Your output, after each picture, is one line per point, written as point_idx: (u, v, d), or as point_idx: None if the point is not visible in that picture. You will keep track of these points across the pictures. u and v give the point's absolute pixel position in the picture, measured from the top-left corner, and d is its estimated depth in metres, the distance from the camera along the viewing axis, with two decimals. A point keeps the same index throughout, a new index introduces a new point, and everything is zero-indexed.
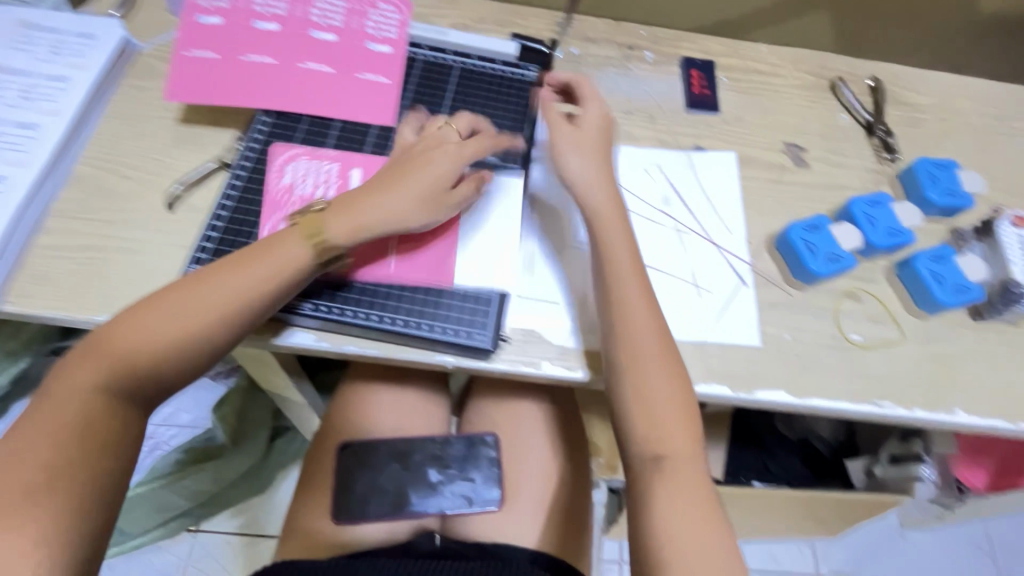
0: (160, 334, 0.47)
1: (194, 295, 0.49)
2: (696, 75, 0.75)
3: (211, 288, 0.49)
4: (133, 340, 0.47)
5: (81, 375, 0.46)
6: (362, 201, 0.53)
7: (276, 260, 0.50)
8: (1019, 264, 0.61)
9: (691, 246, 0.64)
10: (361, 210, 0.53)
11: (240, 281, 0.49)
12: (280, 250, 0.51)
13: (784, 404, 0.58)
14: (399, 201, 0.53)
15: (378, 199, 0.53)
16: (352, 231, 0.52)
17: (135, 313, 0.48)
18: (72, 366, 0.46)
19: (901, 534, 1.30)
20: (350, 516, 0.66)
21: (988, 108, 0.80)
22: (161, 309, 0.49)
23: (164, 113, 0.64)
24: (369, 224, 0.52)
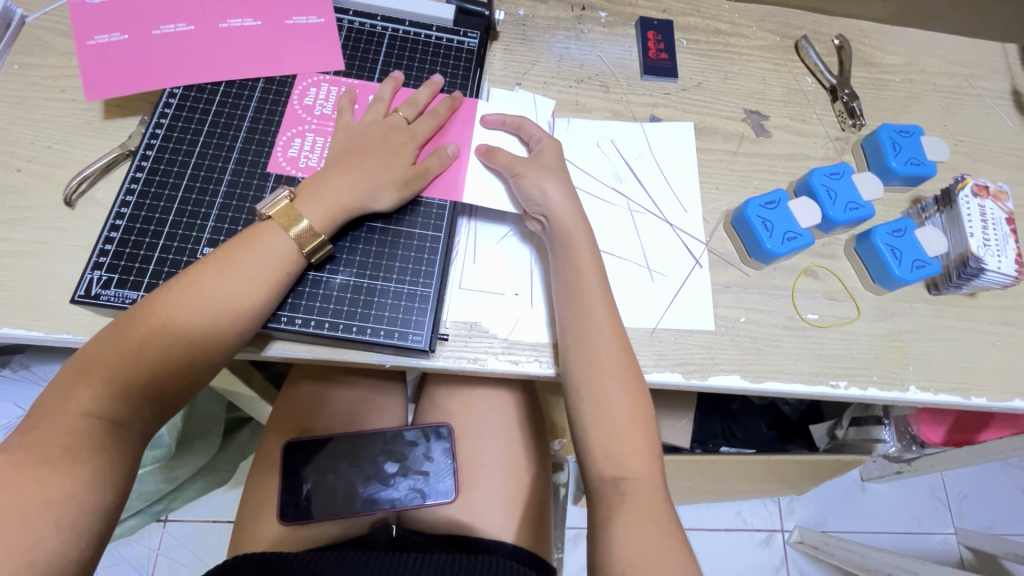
0: (150, 341, 0.43)
1: (187, 298, 0.44)
2: (653, 36, 0.70)
3: (205, 289, 0.45)
4: (127, 357, 0.43)
5: (74, 399, 0.41)
6: (332, 178, 0.50)
7: (267, 251, 0.47)
8: (975, 236, 0.59)
9: (645, 227, 0.61)
10: (333, 188, 0.50)
11: (236, 273, 0.46)
12: (273, 235, 0.48)
13: (738, 389, 0.56)
14: (370, 180, 0.51)
15: (347, 178, 0.51)
16: (331, 210, 0.50)
17: (121, 326, 0.44)
18: (57, 394, 0.42)
19: (862, 487, 1.35)
20: (299, 515, 0.64)
21: (958, 66, 0.76)
22: (154, 310, 0.44)
23: (59, 95, 0.57)
24: (346, 204, 0.50)
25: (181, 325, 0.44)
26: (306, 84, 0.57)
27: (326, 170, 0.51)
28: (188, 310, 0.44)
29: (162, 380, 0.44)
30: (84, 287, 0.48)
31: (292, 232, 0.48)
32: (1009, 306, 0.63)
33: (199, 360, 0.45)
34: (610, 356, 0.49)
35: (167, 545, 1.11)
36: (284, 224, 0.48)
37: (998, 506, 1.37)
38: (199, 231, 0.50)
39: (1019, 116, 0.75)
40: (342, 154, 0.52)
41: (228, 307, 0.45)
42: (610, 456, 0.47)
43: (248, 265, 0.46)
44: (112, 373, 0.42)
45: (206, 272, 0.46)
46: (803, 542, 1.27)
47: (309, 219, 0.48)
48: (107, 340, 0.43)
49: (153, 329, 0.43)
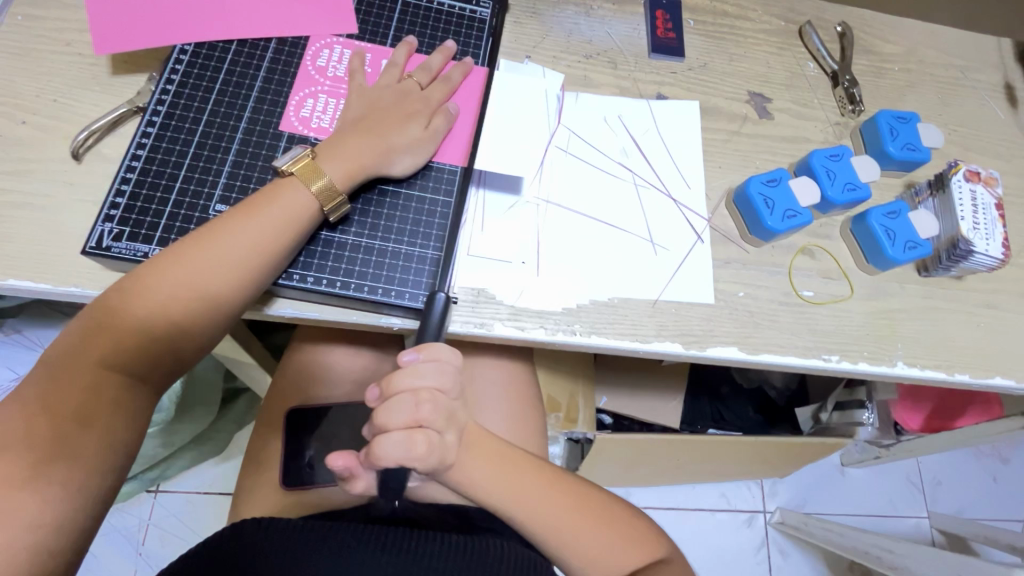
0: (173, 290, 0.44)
1: (203, 253, 0.45)
2: (662, 15, 0.70)
3: (222, 245, 0.46)
4: (143, 310, 0.44)
5: (92, 350, 0.42)
6: (350, 141, 0.51)
7: (286, 208, 0.48)
8: (966, 220, 0.62)
9: (649, 201, 0.62)
10: (352, 150, 0.51)
11: (256, 228, 0.47)
12: (291, 191, 0.49)
13: (736, 361, 0.58)
14: (387, 143, 0.52)
15: (364, 142, 0.52)
16: (349, 171, 0.51)
17: (134, 281, 0.44)
18: (72, 346, 0.42)
19: (842, 471, 1.40)
20: (300, 479, 0.65)
21: (954, 58, 0.78)
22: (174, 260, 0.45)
23: (64, 48, 0.56)
24: (363, 165, 0.51)
25: (198, 281, 0.45)
26: (319, 46, 0.57)
27: (343, 133, 0.52)
28: (204, 265, 0.45)
29: (177, 333, 0.45)
30: (94, 239, 0.47)
31: (314, 188, 0.49)
32: (994, 289, 0.66)
33: (213, 317, 0.46)
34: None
35: (157, 516, 1.11)
36: (305, 179, 0.49)
37: (969, 492, 1.42)
38: (211, 188, 0.50)
39: (1010, 109, 0.77)
40: (359, 118, 0.53)
41: (245, 262, 0.46)
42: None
43: (263, 223, 0.47)
44: (127, 326, 0.43)
45: (222, 229, 0.46)
46: (783, 523, 1.31)
47: (329, 176, 0.50)
48: (123, 292, 0.44)
49: (168, 284, 0.44)
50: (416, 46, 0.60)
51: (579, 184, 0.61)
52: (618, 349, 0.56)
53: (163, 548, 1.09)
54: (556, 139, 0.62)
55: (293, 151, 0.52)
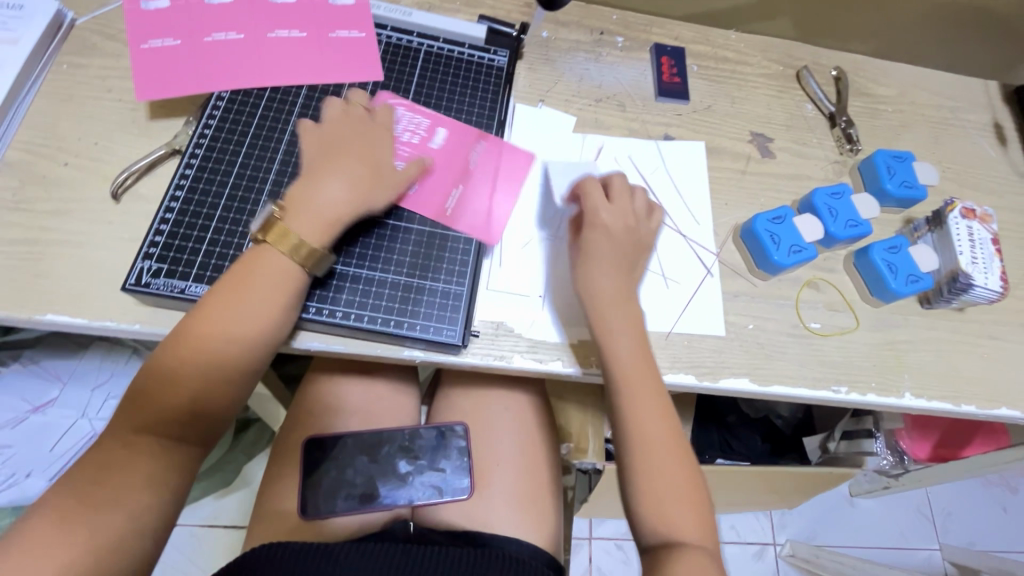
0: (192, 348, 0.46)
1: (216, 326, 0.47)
2: (667, 61, 0.75)
3: (231, 316, 0.47)
4: (178, 390, 0.46)
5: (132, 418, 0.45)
6: (327, 190, 0.51)
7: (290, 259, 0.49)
8: (965, 254, 0.64)
9: (660, 237, 0.65)
10: (328, 206, 0.51)
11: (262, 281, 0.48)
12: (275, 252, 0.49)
13: (748, 392, 0.60)
14: (363, 198, 0.52)
15: (335, 195, 0.51)
16: (324, 227, 0.50)
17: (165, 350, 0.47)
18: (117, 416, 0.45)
19: (851, 502, 1.39)
20: (318, 510, 0.65)
21: (945, 100, 0.83)
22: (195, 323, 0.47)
23: (106, 94, 0.59)
24: (336, 216, 0.51)
25: (216, 351, 0.47)
26: (348, 94, 0.60)
27: (319, 182, 0.52)
28: (222, 336, 0.47)
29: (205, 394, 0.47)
30: (131, 275, 0.49)
31: (283, 248, 0.49)
32: (996, 321, 0.68)
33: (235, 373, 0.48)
34: (643, 379, 0.52)
35: (162, 549, 1.10)
36: (275, 240, 0.49)
37: (980, 523, 1.41)
38: (244, 227, 0.52)
39: (1000, 146, 0.81)
40: (327, 167, 0.53)
41: (256, 315, 0.48)
42: (647, 469, 0.50)
43: (264, 287, 0.48)
44: (163, 404, 0.46)
45: (224, 298, 0.48)
46: (794, 556, 1.30)
47: (298, 235, 0.49)
48: (151, 370, 0.46)
49: (192, 362, 0.46)
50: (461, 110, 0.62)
51: None
52: None
53: None
54: None
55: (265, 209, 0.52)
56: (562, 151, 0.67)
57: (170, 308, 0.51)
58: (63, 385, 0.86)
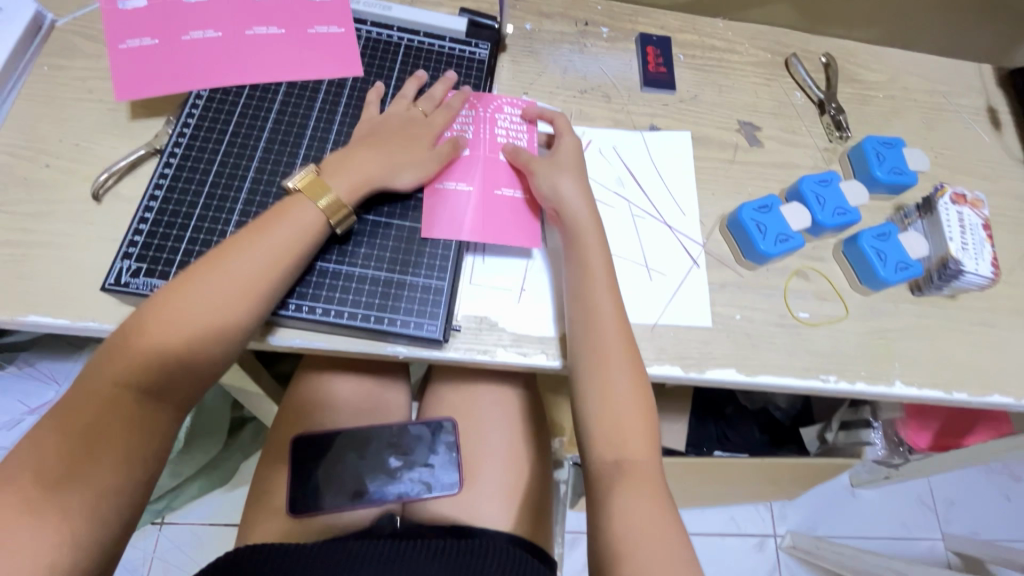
0: (187, 299, 0.46)
1: (220, 271, 0.47)
2: (652, 51, 0.74)
3: (236, 262, 0.48)
4: (161, 332, 0.45)
5: (115, 368, 0.44)
6: (359, 156, 0.54)
7: (295, 226, 0.50)
8: (954, 240, 0.63)
9: (645, 229, 0.64)
10: (359, 166, 0.54)
11: (268, 243, 0.49)
12: (299, 209, 0.51)
13: (735, 383, 0.59)
14: (391, 161, 0.55)
15: (370, 156, 0.54)
16: (355, 185, 0.53)
17: (158, 297, 0.46)
18: (100, 363, 0.44)
19: (852, 492, 1.38)
20: (309, 506, 0.65)
21: (937, 85, 0.81)
22: (190, 276, 0.47)
23: (87, 95, 0.60)
24: (369, 180, 0.54)
25: (215, 295, 0.47)
26: (328, 89, 0.60)
27: (353, 147, 0.55)
28: (223, 280, 0.47)
29: (192, 349, 0.46)
30: (110, 276, 0.49)
31: (320, 202, 0.51)
32: (988, 307, 0.67)
33: (224, 333, 0.47)
34: (616, 339, 0.52)
35: (162, 547, 1.11)
36: (312, 195, 0.52)
37: (983, 512, 1.40)
38: (224, 224, 0.52)
39: (995, 132, 0.79)
40: (367, 137, 0.56)
41: (258, 276, 0.48)
42: (611, 441, 0.50)
43: (275, 239, 0.49)
44: (145, 348, 0.45)
45: (235, 246, 0.49)
46: (794, 547, 1.29)
47: (334, 190, 0.52)
48: (144, 311, 0.46)
49: (187, 303, 0.46)
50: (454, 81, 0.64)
51: None
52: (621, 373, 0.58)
53: None
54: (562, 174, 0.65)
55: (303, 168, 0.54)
56: None
57: None
58: (58, 386, 0.86)
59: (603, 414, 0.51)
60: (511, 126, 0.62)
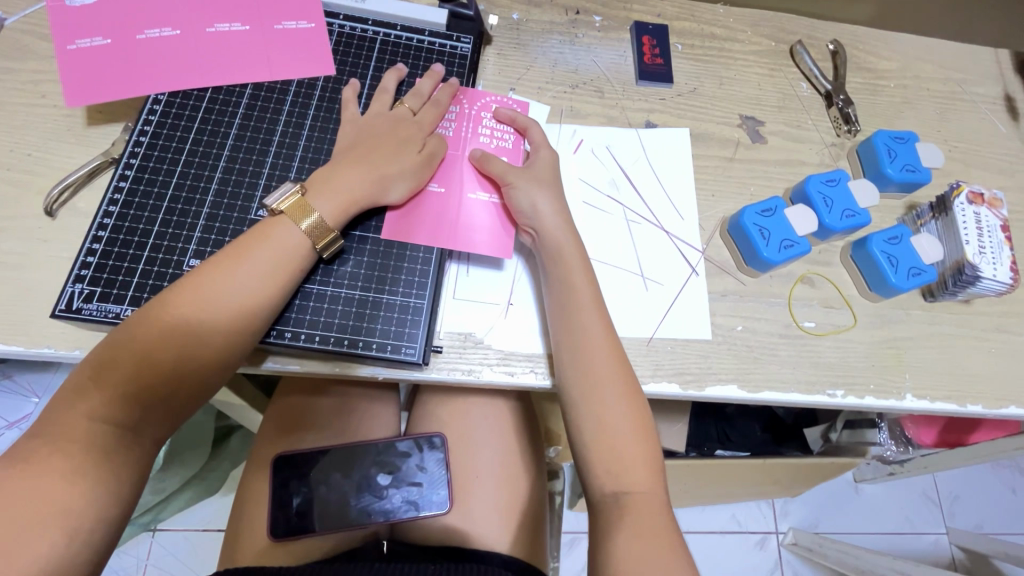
0: (162, 332, 0.42)
1: (202, 293, 0.43)
2: (648, 40, 0.69)
3: (221, 283, 0.44)
4: (132, 367, 0.41)
5: (83, 404, 0.40)
6: (345, 174, 0.50)
7: (278, 248, 0.46)
8: (971, 244, 0.59)
9: (641, 236, 0.60)
10: (346, 182, 0.49)
11: (250, 267, 0.45)
12: (283, 231, 0.47)
13: (736, 399, 0.56)
14: (381, 174, 0.51)
15: (359, 172, 0.50)
16: (343, 205, 0.49)
17: (129, 329, 0.42)
18: (68, 398, 0.41)
19: (855, 488, 1.36)
20: (290, 529, 0.62)
21: (952, 72, 0.76)
22: (164, 306, 0.43)
23: (39, 100, 0.55)
24: (357, 198, 0.50)
25: (197, 321, 0.43)
26: (297, 91, 0.56)
27: (339, 161, 0.51)
28: (206, 307, 0.43)
29: (169, 385, 0.43)
30: (62, 302, 0.46)
31: (304, 227, 0.47)
32: (1005, 313, 0.63)
33: (205, 366, 0.44)
34: (606, 362, 0.50)
35: (155, 555, 1.09)
36: (296, 218, 0.47)
37: (989, 507, 1.38)
38: (185, 242, 0.49)
39: (1012, 122, 0.75)
40: (352, 148, 0.52)
41: (240, 305, 0.44)
42: (612, 471, 0.48)
43: (262, 258, 0.46)
44: (115, 385, 0.41)
45: (217, 267, 0.45)
46: (797, 544, 1.27)
47: (319, 213, 0.48)
48: (118, 339, 0.42)
49: (168, 329, 0.42)
50: (442, 75, 0.59)
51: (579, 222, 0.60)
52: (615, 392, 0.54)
53: None
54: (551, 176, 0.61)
55: (284, 187, 0.49)
56: None
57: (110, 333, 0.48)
58: (37, 400, 0.83)
59: (600, 443, 0.48)
60: (496, 127, 0.58)
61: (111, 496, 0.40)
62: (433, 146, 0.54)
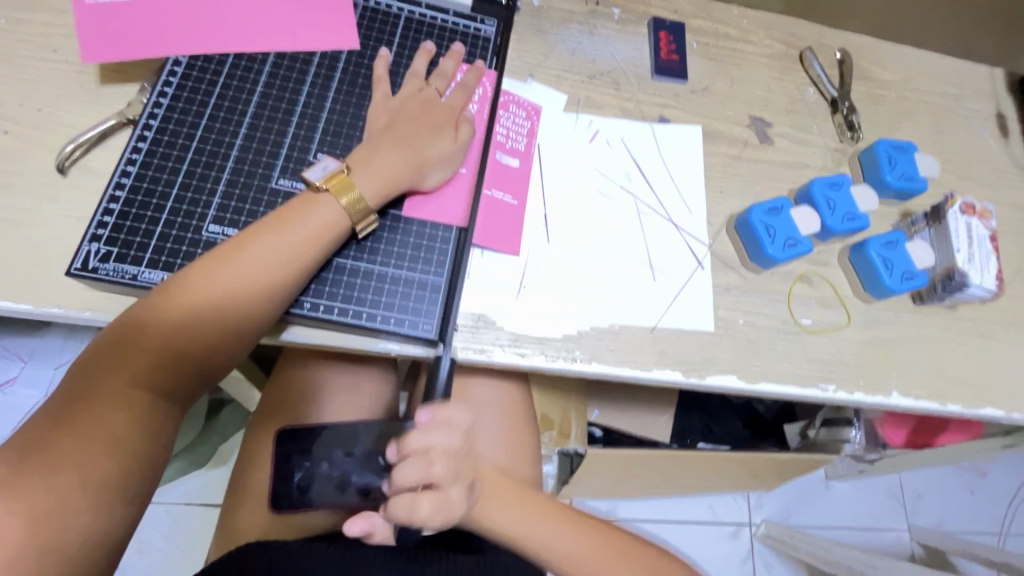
0: (200, 300, 0.44)
1: (242, 262, 0.45)
2: (665, 36, 0.70)
3: (261, 253, 0.45)
4: (173, 332, 0.43)
5: (121, 370, 0.41)
6: (381, 153, 0.51)
7: (317, 224, 0.47)
8: (961, 252, 0.62)
9: (651, 227, 0.62)
10: (388, 165, 0.51)
11: (289, 242, 0.46)
12: (322, 207, 0.48)
13: (734, 389, 0.58)
14: (419, 157, 0.52)
15: (398, 154, 0.52)
16: (384, 185, 0.50)
17: (167, 295, 0.43)
18: (102, 360, 0.41)
19: (826, 484, 1.41)
20: (290, 503, 0.63)
21: (949, 87, 0.79)
22: (204, 273, 0.44)
23: (50, 55, 0.54)
24: (396, 178, 0.51)
25: (237, 292, 0.44)
26: (320, 63, 0.56)
27: (376, 143, 0.52)
28: (246, 278, 0.45)
29: (206, 350, 0.45)
30: (77, 260, 0.46)
31: (344, 202, 0.48)
32: (986, 319, 0.67)
33: (242, 334, 0.46)
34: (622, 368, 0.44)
35: (135, 527, 1.07)
36: (337, 194, 0.48)
37: (951, 506, 1.45)
38: (205, 207, 0.49)
39: (1002, 138, 0.78)
40: (388, 129, 0.53)
41: (276, 279, 0.46)
42: None
43: (300, 230, 0.47)
44: (156, 349, 0.42)
45: (258, 236, 0.46)
46: (769, 535, 1.32)
47: (360, 191, 0.49)
48: (156, 301, 0.43)
49: (205, 294, 0.44)
50: (464, 55, 0.60)
51: (596, 210, 0.61)
52: (620, 377, 0.56)
53: (140, 561, 1.05)
54: (575, 164, 0.62)
55: (324, 164, 0.51)
56: (563, 132, 0.63)
57: (122, 295, 0.47)
58: (23, 364, 0.82)
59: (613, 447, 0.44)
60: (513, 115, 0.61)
61: (130, 460, 0.40)
62: (462, 128, 0.56)
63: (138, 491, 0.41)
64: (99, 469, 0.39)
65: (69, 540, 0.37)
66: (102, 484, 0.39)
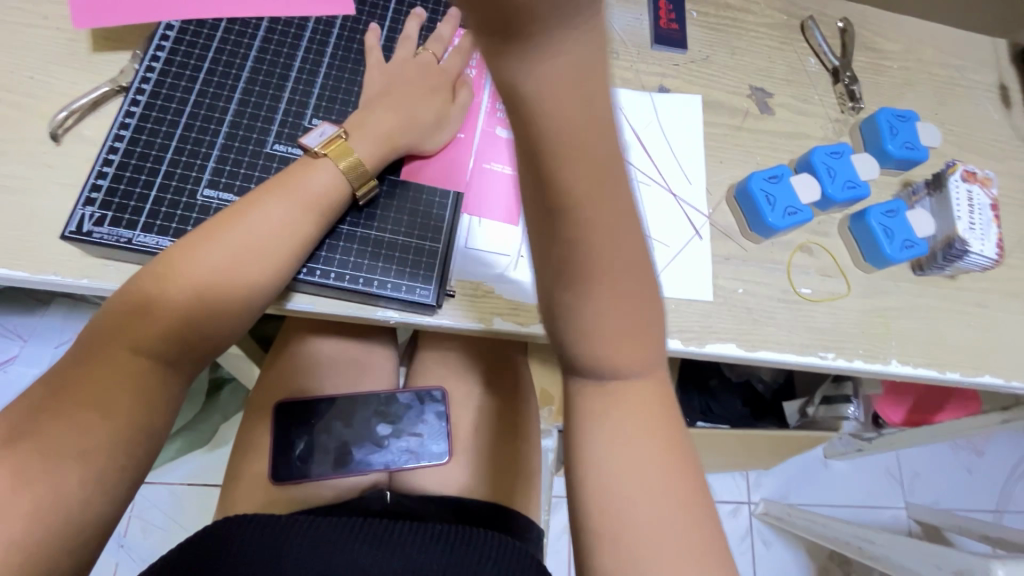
0: (204, 267, 0.43)
1: (245, 228, 0.45)
2: (664, 5, 0.69)
3: (261, 219, 0.45)
4: (177, 301, 0.43)
5: (126, 337, 0.41)
6: (378, 117, 0.51)
7: (318, 190, 0.47)
8: (962, 219, 0.62)
9: (649, 197, 0.62)
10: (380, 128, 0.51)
11: (291, 208, 0.46)
12: (321, 172, 0.48)
13: (733, 357, 0.58)
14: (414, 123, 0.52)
15: (394, 118, 0.52)
16: (381, 149, 0.51)
17: (169, 264, 0.43)
18: (106, 331, 0.41)
19: (823, 463, 1.42)
20: (290, 475, 0.63)
21: (952, 57, 0.79)
22: (206, 241, 0.44)
23: (41, 22, 0.53)
24: (392, 142, 0.51)
25: (241, 258, 0.44)
26: (314, 28, 0.55)
27: (370, 107, 0.52)
28: (249, 244, 0.44)
29: (211, 320, 0.44)
30: (71, 225, 0.45)
31: (343, 166, 0.49)
32: (986, 289, 0.66)
33: (246, 303, 0.45)
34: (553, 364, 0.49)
35: (139, 507, 1.07)
36: (336, 159, 0.49)
37: (946, 484, 1.46)
38: (199, 171, 0.48)
39: (1004, 110, 0.77)
40: (383, 94, 0.53)
41: (279, 245, 0.46)
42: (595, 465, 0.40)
43: (302, 196, 0.47)
44: (161, 319, 0.42)
45: (260, 203, 0.46)
46: (767, 513, 1.33)
47: (359, 156, 0.49)
48: (159, 268, 0.43)
49: (208, 263, 0.43)
50: (460, 20, 0.60)
51: None
52: None
53: (145, 541, 1.06)
54: None
55: (323, 129, 0.51)
56: None
57: (119, 261, 0.47)
58: (24, 343, 0.81)
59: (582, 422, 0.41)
60: None
61: (132, 424, 0.40)
62: (460, 94, 0.57)
63: (139, 457, 0.41)
64: (102, 432, 0.39)
65: (62, 503, 0.37)
66: (96, 449, 0.38)
